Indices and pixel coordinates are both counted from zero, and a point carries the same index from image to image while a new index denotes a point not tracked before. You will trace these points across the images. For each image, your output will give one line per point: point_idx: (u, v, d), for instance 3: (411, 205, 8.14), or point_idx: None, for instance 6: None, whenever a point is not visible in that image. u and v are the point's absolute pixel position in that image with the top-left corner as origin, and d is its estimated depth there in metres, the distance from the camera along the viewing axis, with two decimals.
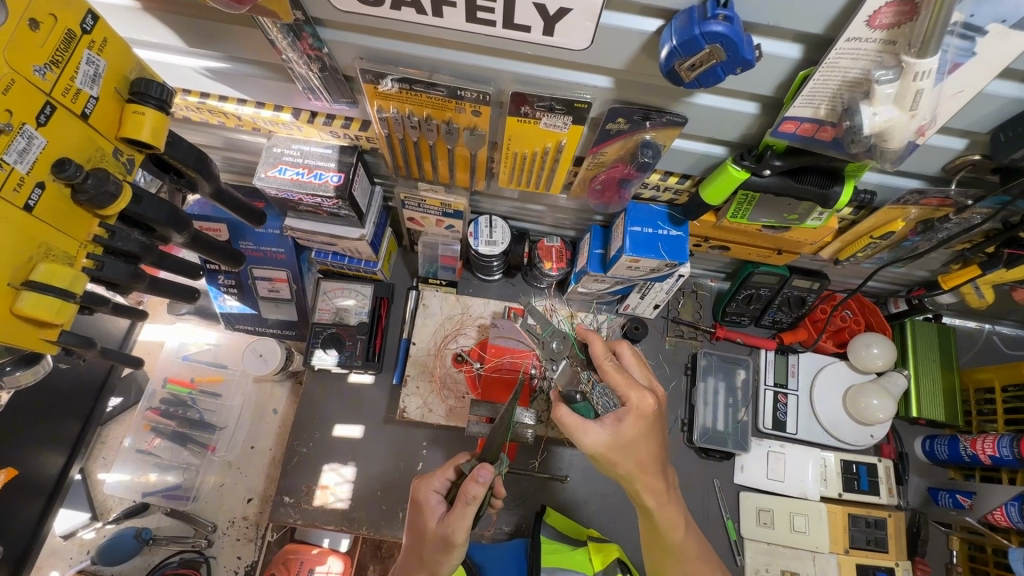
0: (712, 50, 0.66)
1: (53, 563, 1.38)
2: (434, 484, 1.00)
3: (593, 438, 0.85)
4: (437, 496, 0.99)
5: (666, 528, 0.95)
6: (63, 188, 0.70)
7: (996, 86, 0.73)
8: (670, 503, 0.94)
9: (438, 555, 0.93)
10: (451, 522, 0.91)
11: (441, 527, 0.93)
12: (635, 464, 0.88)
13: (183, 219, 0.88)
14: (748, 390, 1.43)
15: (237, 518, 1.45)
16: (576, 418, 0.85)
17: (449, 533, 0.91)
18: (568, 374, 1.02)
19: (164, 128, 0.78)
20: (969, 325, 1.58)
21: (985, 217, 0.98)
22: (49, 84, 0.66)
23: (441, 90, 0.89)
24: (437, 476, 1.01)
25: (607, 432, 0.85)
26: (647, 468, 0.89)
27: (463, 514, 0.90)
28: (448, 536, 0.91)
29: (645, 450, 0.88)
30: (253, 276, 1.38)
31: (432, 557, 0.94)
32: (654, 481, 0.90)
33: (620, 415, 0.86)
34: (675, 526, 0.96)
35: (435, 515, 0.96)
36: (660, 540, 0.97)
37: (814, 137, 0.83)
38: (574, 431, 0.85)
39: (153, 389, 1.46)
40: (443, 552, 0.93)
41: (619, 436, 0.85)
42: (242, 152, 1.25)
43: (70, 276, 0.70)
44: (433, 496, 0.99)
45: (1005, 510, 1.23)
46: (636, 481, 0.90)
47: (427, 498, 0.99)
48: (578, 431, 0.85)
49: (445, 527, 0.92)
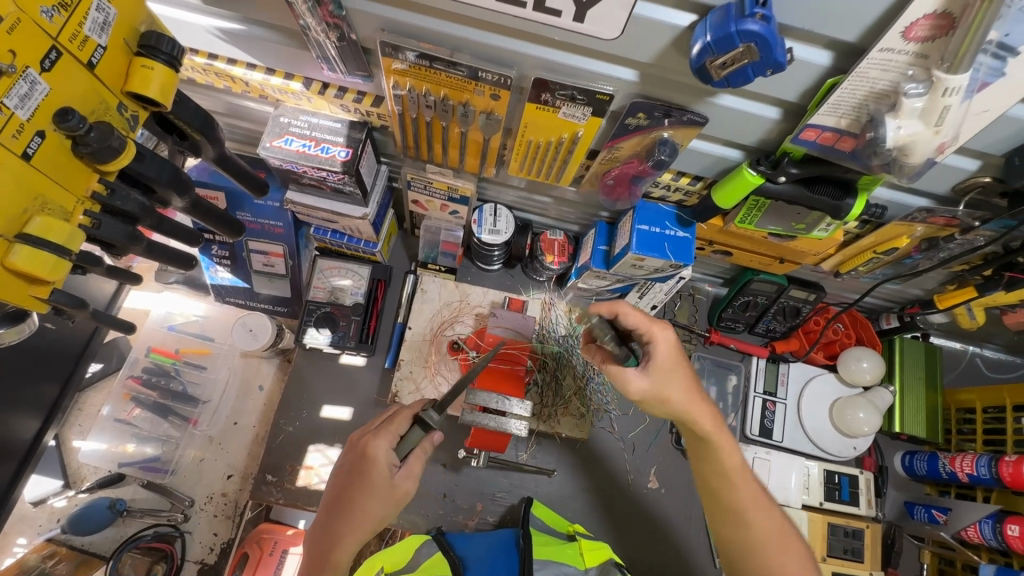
0: (745, 50, 0.66)
1: (21, 529, 1.34)
2: (386, 438, 0.93)
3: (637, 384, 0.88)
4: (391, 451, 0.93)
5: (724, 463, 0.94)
6: (64, 139, 0.66)
7: (1019, 109, 0.73)
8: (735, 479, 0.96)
9: (383, 508, 0.90)
10: (407, 474, 0.92)
11: (399, 481, 0.91)
12: None
13: (185, 182, 0.85)
14: (737, 397, 1.49)
15: (216, 494, 1.42)
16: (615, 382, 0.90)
17: (406, 488, 0.92)
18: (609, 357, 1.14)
19: (173, 85, 0.75)
20: (955, 345, 1.61)
21: (988, 240, 0.99)
22: (55, 27, 0.63)
23: (462, 70, 0.87)
24: (388, 430, 0.94)
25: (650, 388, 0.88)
26: None
27: (421, 462, 0.95)
28: (402, 490, 0.91)
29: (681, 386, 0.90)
30: (248, 249, 1.35)
31: (378, 515, 0.90)
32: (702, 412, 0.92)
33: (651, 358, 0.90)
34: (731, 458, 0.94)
35: (389, 472, 0.91)
36: (725, 503, 0.94)
37: (833, 147, 0.82)
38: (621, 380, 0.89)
39: (135, 356, 1.42)
40: (389, 508, 0.91)
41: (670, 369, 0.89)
42: (245, 120, 1.21)
43: (67, 233, 0.67)
44: (390, 453, 0.92)
45: (979, 527, 1.26)
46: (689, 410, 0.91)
47: (382, 453, 0.91)
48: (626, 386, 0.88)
49: (402, 480, 0.91)
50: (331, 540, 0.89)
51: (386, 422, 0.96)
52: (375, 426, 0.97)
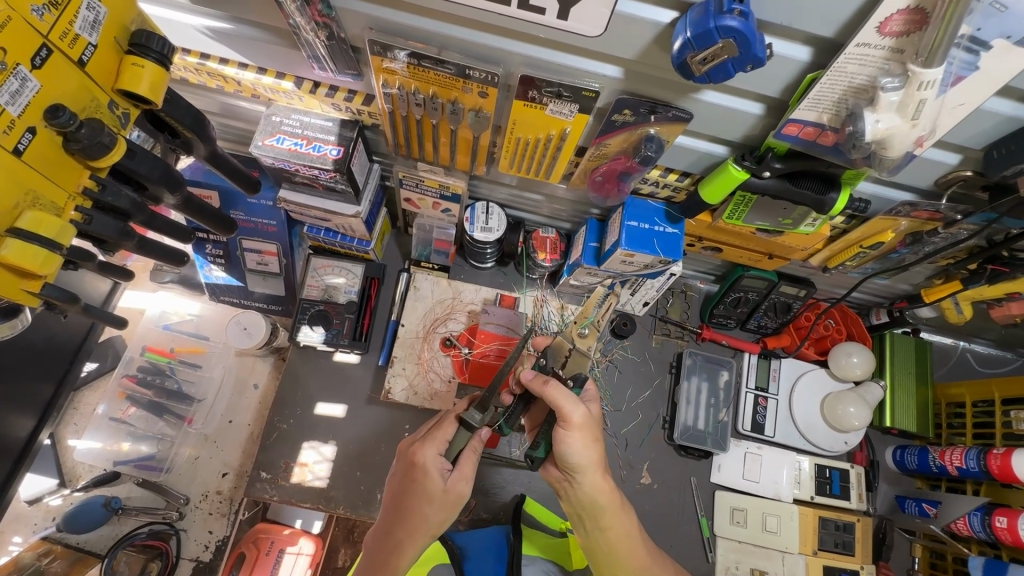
0: (725, 45, 0.67)
1: (16, 528, 1.35)
2: (436, 447, 0.94)
3: (579, 413, 0.91)
4: (441, 460, 0.93)
5: (620, 538, 0.99)
6: (55, 136, 0.67)
7: (995, 102, 0.75)
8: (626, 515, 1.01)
9: (441, 514, 0.92)
10: (460, 477, 0.93)
11: (452, 486, 0.92)
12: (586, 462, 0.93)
13: (176, 179, 0.86)
14: (729, 391, 1.46)
15: (211, 492, 1.42)
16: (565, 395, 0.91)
17: (459, 491, 0.93)
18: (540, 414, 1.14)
19: (163, 83, 0.76)
20: (945, 341, 1.62)
21: (971, 233, 1.00)
22: (46, 26, 0.64)
23: (450, 68, 0.88)
24: (437, 439, 0.95)
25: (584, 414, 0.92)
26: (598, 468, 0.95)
27: (473, 463, 0.95)
28: (456, 494, 0.92)
29: (593, 452, 0.94)
30: (242, 247, 1.36)
31: (434, 520, 0.92)
32: (604, 485, 0.97)
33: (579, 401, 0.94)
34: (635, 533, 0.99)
35: (442, 478, 0.92)
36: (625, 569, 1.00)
37: (816, 142, 0.84)
38: (564, 403, 0.91)
39: (130, 355, 1.43)
40: (446, 512, 0.92)
41: (587, 417, 0.93)
42: (238, 120, 1.22)
43: (58, 228, 0.68)
44: (439, 459, 0.93)
45: (968, 519, 1.27)
46: (585, 478, 0.95)
47: (431, 461, 0.92)
48: (566, 406, 0.90)
49: (455, 484, 0.92)
50: (392, 546, 0.92)
51: (433, 429, 0.97)
52: (422, 434, 0.98)
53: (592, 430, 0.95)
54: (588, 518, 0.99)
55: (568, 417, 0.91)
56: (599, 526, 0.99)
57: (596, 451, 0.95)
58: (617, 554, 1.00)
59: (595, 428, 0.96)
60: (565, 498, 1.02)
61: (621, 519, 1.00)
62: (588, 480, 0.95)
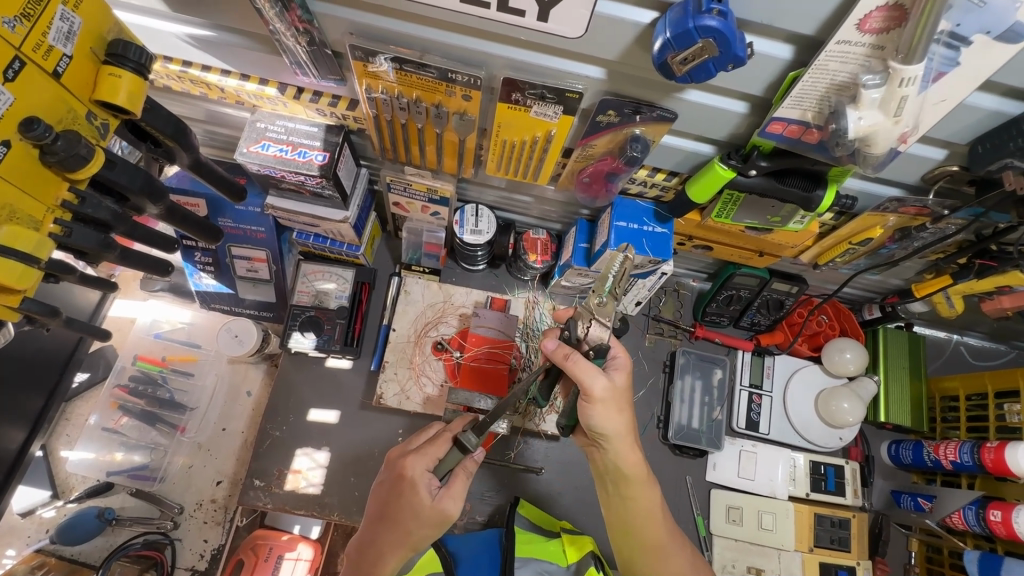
0: (705, 45, 0.66)
1: (9, 541, 1.34)
2: (426, 461, 0.93)
3: (600, 385, 0.89)
4: (430, 476, 0.92)
5: (640, 510, 1.01)
6: (30, 148, 0.67)
7: (977, 97, 0.74)
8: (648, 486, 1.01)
9: (424, 531, 0.91)
10: (447, 496, 0.91)
11: (438, 503, 0.90)
12: (614, 430, 0.94)
13: (158, 189, 0.85)
14: (723, 389, 1.45)
15: (205, 500, 1.42)
16: (583, 367, 0.89)
17: (445, 509, 0.91)
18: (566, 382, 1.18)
19: (142, 93, 0.75)
20: (938, 335, 1.62)
21: (959, 228, 1.00)
22: (18, 38, 0.63)
23: (433, 72, 0.87)
24: (429, 454, 0.94)
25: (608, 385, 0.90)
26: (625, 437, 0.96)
27: (463, 484, 0.93)
28: (442, 513, 0.90)
29: (620, 422, 0.94)
30: (231, 254, 1.35)
31: (418, 535, 0.91)
32: (631, 457, 0.98)
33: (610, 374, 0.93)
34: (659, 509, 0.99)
35: (429, 495, 0.91)
36: (640, 542, 1.01)
37: (800, 140, 0.83)
38: (584, 375, 0.89)
39: (121, 365, 1.42)
40: (431, 528, 0.91)
41: (609, 391, 0.91)
42: (224, 127, 1.21)
43: (35, 241, 0.68)
44: (428, 474, 0.92)
45: (963, 513, 1.28)
46: (613, 449, 0.96)
47: (419, 475, 0.92)
48: (587, 379, 0.88)
49: (441, 502, 0.90)
50: (375, 555, 0.92)
51: (425, 444, 0.96)
52: (415, 447, 0.98)
53: (618, 401, 0.94)
54: (615, 486, 1.01)
55: (589, 390, 0.89)
56: (623, 496, 1.01)
57: (624, 421, 0.95)
58: (634, 526, 1.02)
59: (620, 398, 0.94)
60: (595, 463, 1.04)
61: (645, 491, 1.01)
62: (619, 450, 0.97)
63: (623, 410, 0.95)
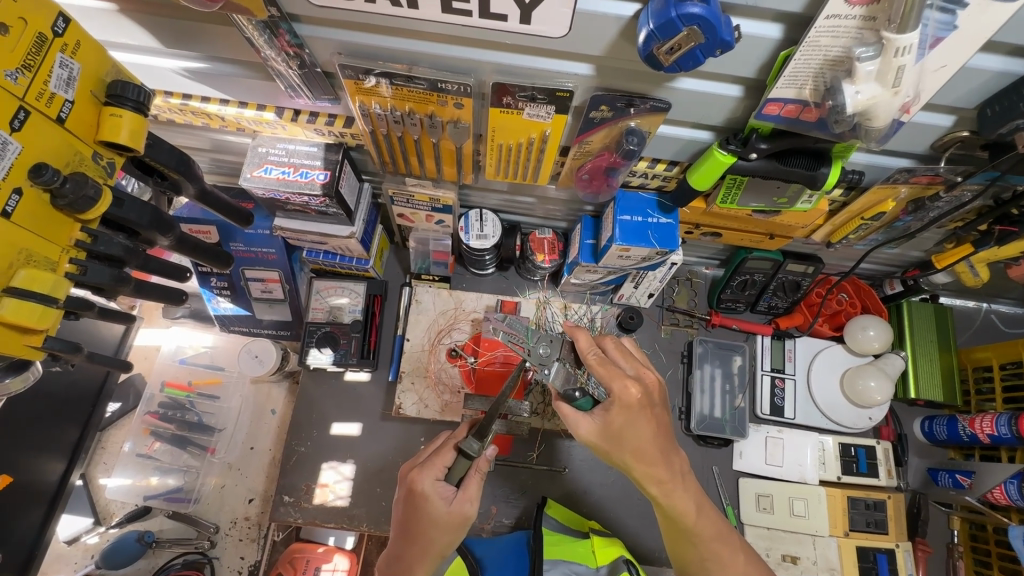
0: (690, 33, 0.65)
1: (57, 568, 1.39)
2: (434, 472, 0.94)
3: (585, 429, 0.89)
4: (441, 483, 0.93)
5: (680, 516, 0.93)
6: (41, 193, 0.69)
7: (980, 59, 0.72)
8: (679, 492, 0.92)
9: (448, 536, 0.92)
10: (465, 499, 0.92)
11: (456, 508, 0.91)
12: (631, 454, 0.88)
13: (166, 222, 0.87)
14: (744, 376, 1.43)
15: (239, 518, 1.45)
16: (567, 410, 0.91)
17: (464, 512, 0.91)
18: (562, 376, 0.96)
19: (144, 130, 0.78)
20: (967, 304, 1.57)
21: (976, 194, 0.97)
22: (22, 88, 0.66)
23: (423, 84, 0.88)
24: (436, 464, 0.96)
25: (597, 422, 0.89)
26: (644, 456, 0.89)
27: (478, 484, 0.95)
28: (462, 515, 0.91)
29: (636, 438, 0.88)
30: (244, 278, 1.37)
31: (442, 542, 0.91)
32: (655, 471, 0.89)
33: (609, 406, 0.88)
34: (688, 512, 0.92)
35: (444, 502, 0.91)
36: (694, 555, 0.95)
37: (799, 119, 0.81)
38: (568, 419, 0.91)
39: (150, 393, 1.46)
40: (453, 533, 0.92)
41: (601, 433, 0.89)
42: (228, 154, 1.24)
43: (51, 282, 0.70)
44: (438, 485, 0.93)
45: (1004, 488, 1.22)
46: (638, 470, 0.90)
47: (430, 488, 0.92)
48: (570, 421, 0.90)
49: (459, 506, 0.91)
50: (403, 569, 0.93)
51: (432, 455, 0.98)
52: (422, 460, 0.99)
53: (617, 442, 0.88)
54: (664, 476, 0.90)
55: (577, 434, 0.91)
56: (658, 504, 0.93)
57: (647, 437, 0.88)
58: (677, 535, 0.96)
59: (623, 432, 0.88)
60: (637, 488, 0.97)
61: (684, 501, 0.92)
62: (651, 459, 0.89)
63: (646, 424, 0.88)
